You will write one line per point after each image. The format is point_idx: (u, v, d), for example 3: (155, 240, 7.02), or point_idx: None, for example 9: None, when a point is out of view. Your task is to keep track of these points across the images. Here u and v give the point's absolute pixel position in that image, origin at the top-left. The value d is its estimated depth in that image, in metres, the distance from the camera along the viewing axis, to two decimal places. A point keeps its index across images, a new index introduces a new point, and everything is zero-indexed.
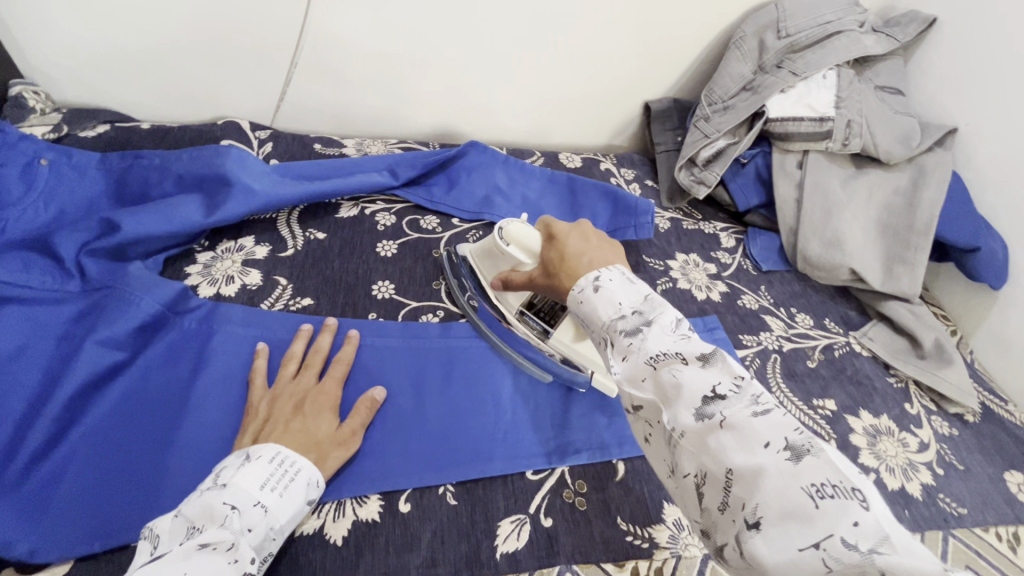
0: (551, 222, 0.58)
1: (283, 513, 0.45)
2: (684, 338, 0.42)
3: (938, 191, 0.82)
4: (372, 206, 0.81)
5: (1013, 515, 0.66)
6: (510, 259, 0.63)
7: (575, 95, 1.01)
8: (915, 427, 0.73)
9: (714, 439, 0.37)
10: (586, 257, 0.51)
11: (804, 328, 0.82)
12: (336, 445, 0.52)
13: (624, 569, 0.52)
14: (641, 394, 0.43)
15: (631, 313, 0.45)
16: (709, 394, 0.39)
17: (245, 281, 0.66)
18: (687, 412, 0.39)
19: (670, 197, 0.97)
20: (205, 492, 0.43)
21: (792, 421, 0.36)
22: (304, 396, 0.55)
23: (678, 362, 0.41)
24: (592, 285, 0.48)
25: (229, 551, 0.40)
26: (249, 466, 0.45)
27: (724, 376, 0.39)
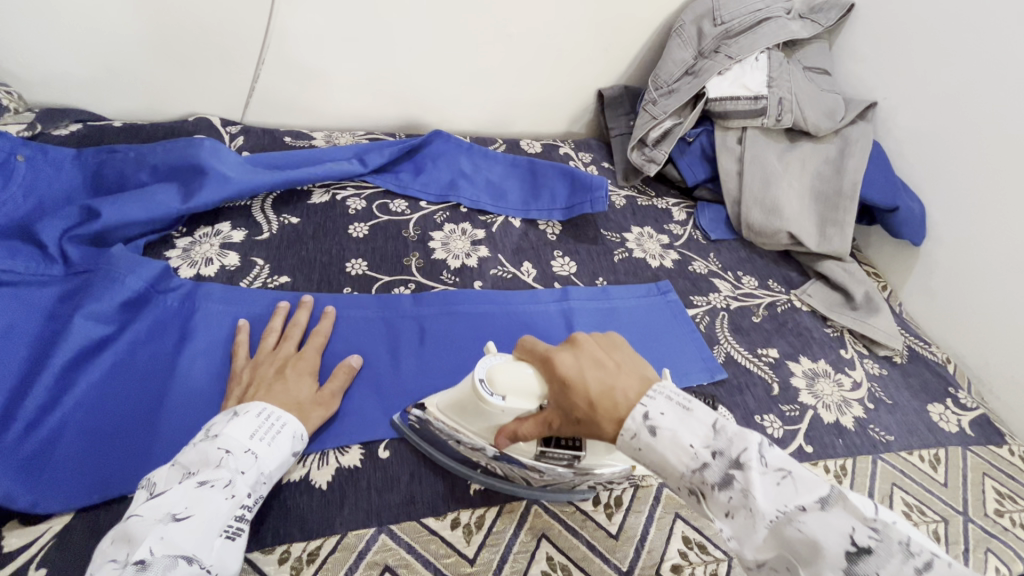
0: (551, 355, 0.48)
1: (272, 460, 0.49)
2: (784, 477, 0.39)
3: (861, 158, 0.91)
4: (343, 192, 0.85)
5: (934, 440, 0.74)
6: (509, 412, 0.49)
7: (532, 86, 1.08)
8: (849, 369, 0.80)
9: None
10: (618, 390, 0.45)
11: (749, 289, 0.89)
12: (317, 404, 0.56)
13: (587, 499, 0.57)
14: (761, 551, 0.39)
15: (711, 458, 0.41)
16: (851, 548, 0.35)
17: (223, 262, 0.70)
18: (836, 573, 0.35)
19: (625, 176, 1.04)
20: (199, 441, 0.48)
21: (958, 571, 0.33)
22: (285, 362, 0.59)
23: (799, 513, 0.37)
24: (646, 428, 0.43)
25: (226, 488, 0.45)
26: (238, 420, 0.49)
27: (853, 519, 0.36)
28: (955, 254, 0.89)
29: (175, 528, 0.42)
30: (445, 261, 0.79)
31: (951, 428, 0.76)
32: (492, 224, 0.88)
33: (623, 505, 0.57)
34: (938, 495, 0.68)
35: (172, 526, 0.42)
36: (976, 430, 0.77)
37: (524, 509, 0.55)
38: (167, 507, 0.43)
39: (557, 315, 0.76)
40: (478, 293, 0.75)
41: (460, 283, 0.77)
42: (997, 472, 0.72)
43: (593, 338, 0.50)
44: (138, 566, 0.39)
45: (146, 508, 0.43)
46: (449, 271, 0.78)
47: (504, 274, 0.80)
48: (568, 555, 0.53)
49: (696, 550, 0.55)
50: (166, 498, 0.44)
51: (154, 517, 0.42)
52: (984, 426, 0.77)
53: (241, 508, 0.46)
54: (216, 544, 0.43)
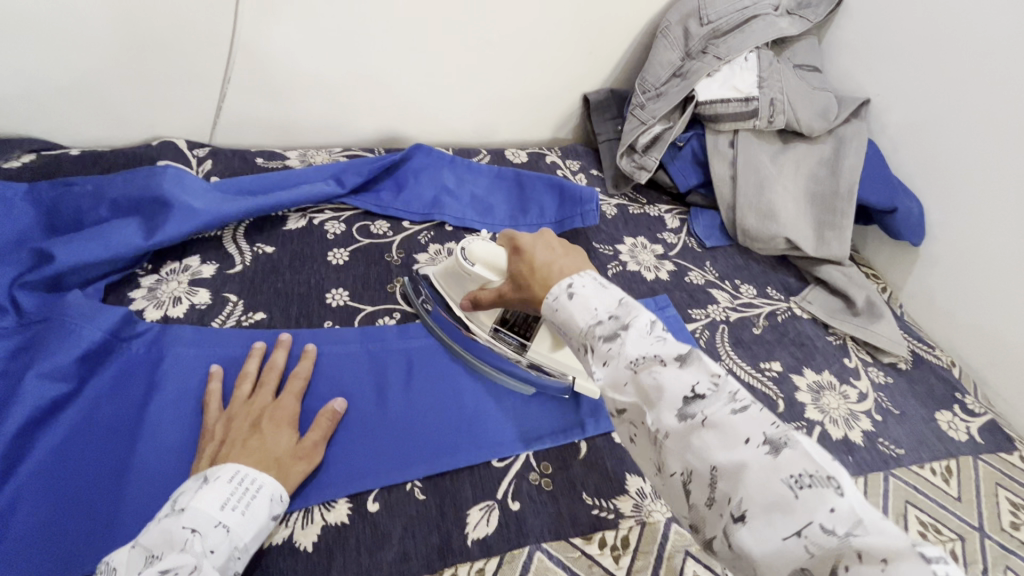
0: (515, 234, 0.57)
1: (246, 532, 0.44)
2: (660, 338, 0.42)
3: (857, 159, 0.88)
4: (320, 216, 0.81)
5: (944, 450, 0.72)
6: (477, 278, 0.63)
7: (514, 93, 1.04)
8: (854, 378, 0.78)
9: (698, 438, 0.38)
10: (557, 265, 0.50)
11: (748, 298, 0.86)
12: (297, 459, 0.52)
13: (592, 541, 0.54)
14: (621, 397, 0.43)
15: (607, 318, 0.44)
16: (690, 394, 0.39)
17: (193, 301, 0.65)
18: (669, 413, 0.39)
19: (615, 184, 1.00)
20: (164, 518, 0.43)
21: (770, 416, 0.37)
22: (261, 413, 0.54)
23: (657, 363, 0.41)
24: (565, 293, 0.47)
25: (192, 574, 0.39)
26: (207, 489, 0.45)
27: (703, 373, 0.39)
28: (955, 254, 0.87)
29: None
30: None
31: (961, 437, 0.74)
32: (479, 242, 0.84)
33: (630, 547, 0.54)
34: (953, 510, 0.66)
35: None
36: (986, 437, 0.75)
37: (526, 558, 0.52)
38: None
39: None
40: None
41: None
42: (1009, 481, 0.70)
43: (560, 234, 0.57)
44: None
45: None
46: None
47: None
48: None
49: None
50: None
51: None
52: (994, 433, 0.75)
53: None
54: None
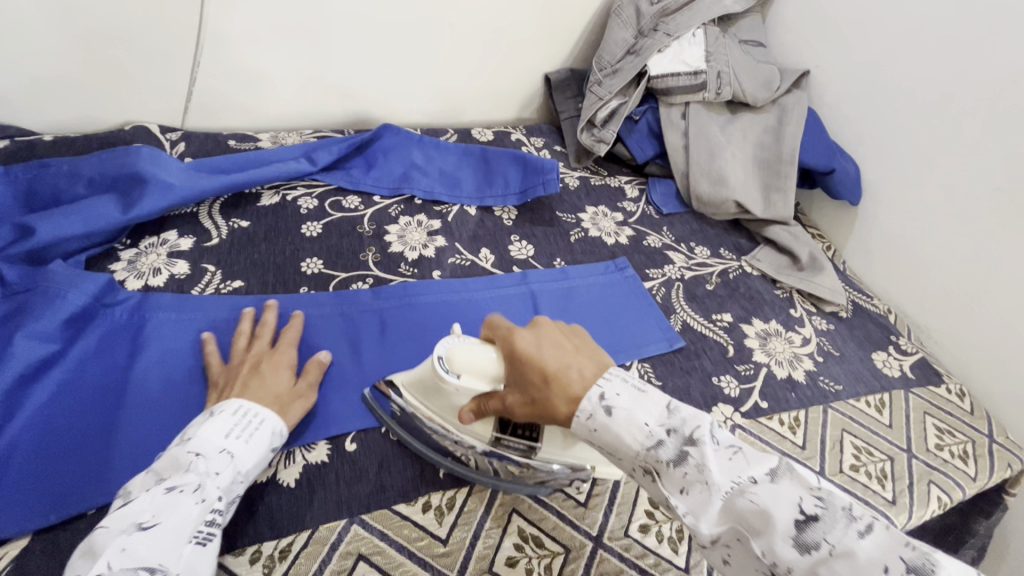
0: (511, 335, 0.52)
1: (249, 458, 0.49)
2: (735, 453, 0.43)
3: (798, 126, 0.95)
4: (293, 192, 0.84)
5: (879, 385, 0.79)
6: (467, 393, 0.52)
7: (478, 75, 1.08)
8: (799, 326, 0.85)
9: (829, 570, 0.36)
10: (576, 371, 0.48)
11: (702, 258, 0.92)
12: (295, 397, 0.57)
13: None
14: (715, 526, 0.42)
15: (666, 435, 0.44)
16: (801, 517, 0.38)
17: (172, 271, 0.68)
18: (786, 543, 0.38)
19: (577, 158, 1.05)
20: (173, 447, 0.48)
21: (890, 535, 0.38)
22: (259, 359, 0.59)
23: (751, 485, 0.40)
24: (602, 408, 0.46)
25: (196, 492, 0.44)
26: (212, 421, 0.50)
27: (801, 489, 0.40)
28: (889, 210, 0.94)
29: (141, 535, 0.40)
30: (402, 253, 0.79)
31: (894, 373, 0.81)
32: (448, 214, 0.88)
33: (590, 473, 0.59)
34: (884, 435, 0.73)
35: (137, 534, 0.40)
36: (917, 372, 0.82)
37: (494, 487, 0.56)
38: (132, 516, 0.41)
39: (518, 298, 0.78)
40: (436, 283, 0.76)
41: (418, 274, 0.77)
42: (936, 410, 0.77)
43: (552, 322, 0.54)
44: None
45: (112, 518, 0.41)
46: (407, 263, 0.78)
47: (463, 262, 0.81)
48: (539, 525, 0.54)
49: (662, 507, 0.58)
50: (133, 505, 0.42)
51: (119, 527, 0.41)
52: (924, 368, 0.83)
53: (212, 513, 0.44)
54: (185, 550, 0.41)
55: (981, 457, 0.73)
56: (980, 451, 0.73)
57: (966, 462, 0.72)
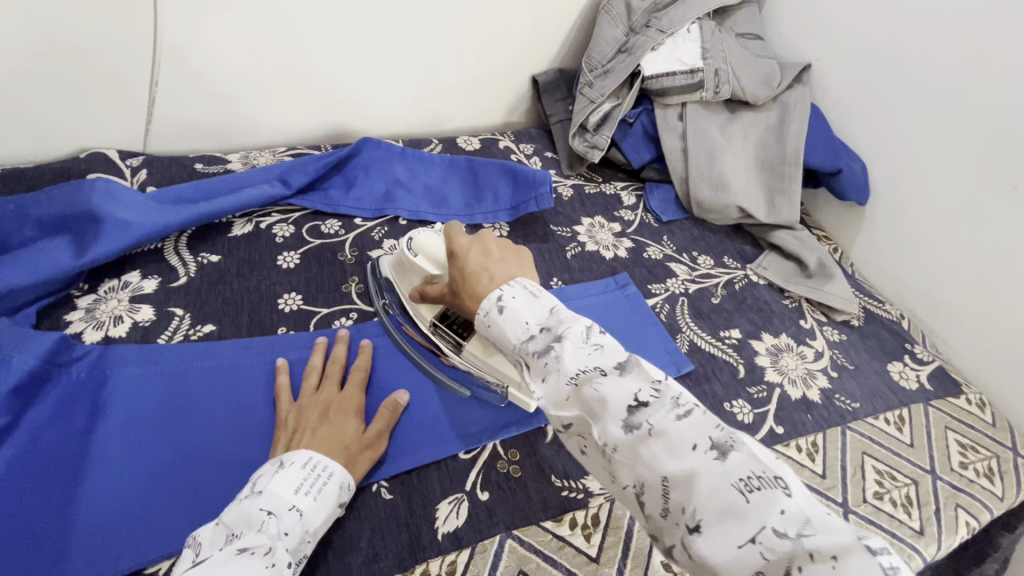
0: (451, 234, 0.57)
1: (316, 517, 0.46)
2: (597, 349, 0.43)
3: (801, 124, 0.90)
4: (267, 220, 0.78)
5: (897, 400, 0.75)
6: (420, 270, 0.64)
7: (461, 80, 1.02)
8: (810, 339, 0.80)
9: (647, 448, 0.39)
10: (487, 273, 0.52)
11: (706, 269, 0.87)
12: (362, 447, 0.54)
13: (563, 523, 0.54)
14: (566, 411, 0.43)
15: (540, 332, 0.45)
16: (634, 403, 0.40)
17: (135, 319, 0.62)
18: (616, 426, 0.40)
19: (570, 165, 1.00)
20: (243, 500, 0.45)
21: (711, 418, 0.39)
22: (328, 404, 0.56)
23: (598, 376, 0.41)
24: (496, 307, 0.48)
25: (267, 555, 0.40)
26: (282, 474, 0.47)
27: (642, 382, 0.41)
28: (900, 210, 0.90)
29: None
30: None
31: (912, 385, 0.77)
32: None
33: (601, 524, 0.55)
34: (906, 457, 0.69)
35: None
36: (935, 383, 0.78)
37: (498, 546, 0.52)
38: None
39: None
40: None
41: None
42: (957, 424, 0.74)
43: (500, 237, 0.58)
44: None
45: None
46: None
47: None
48: None
49: None
50: (204, 565, 0.38)
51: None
52: (942, 378, 0.79)
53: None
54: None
55: (1007, 474, 0.69)
56: (1005, 467, 0.70)
57: (992, 481, 0.68)
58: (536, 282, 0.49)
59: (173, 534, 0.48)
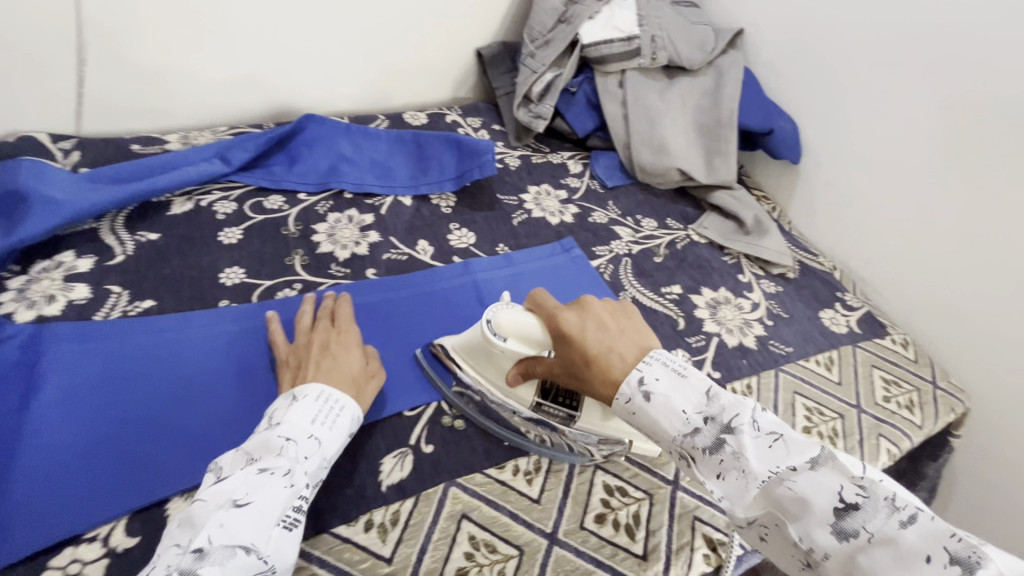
0: (557, 315, 0.53)
1: (333, 445, 0.50)
2: (776, 440, 0.43)
3: (734, 87, 0.93)
4: (208, 197, 0.77)
5: (828, 343, 0.79)
6: (513, 354, 0.57)
7: (405, 55, 1.02)
8: (748, 291, 0.84)
9: (866, 558, 0.38)
10: (618, 353, 0.49)
11: (649, 231, 0.90)
12: (368, 377, 0.58)
13: (506, 470, 0.57)
14: (752, 510, 0.44)
15: (703, 423, 0.45)
16: (839, 505, 0.40)
17: (70, 297, 0.62)
18: (824, 532, 0.40)
19: (517, 136, 1.01)
20: (264, 428, 0.48)
21: (942, 524, 0.37)
22: (325, 341, 0.59)
23: (790, 474, 0.42)
24: (641, 393, 0.47)
25: (286, 477, 0.45)
26: (297, 405, 0.50)
27: (841, 478, 0.41)
28: (829, 167, 0.94)
29: (236, 514, 0.41)
30: (332, 253, 0.74)
31: (842, 329, 0.82)
32: (381, 206, 0.83)
33: (542, 469, 0.58)
34: (834, 394, 0.73)
35: (232, 513, 0.41)
36: (863, 326, 0.83)
37: (442, 493, 0.54)
38: (228, 494, 0.42)
39: (463, 290, 0.74)
40: (372, 282, 0.71)
41: (351, 274, 0.72)
42: (882, 362, 0.78)
43: (601, 300, 0.54)
44: (197, 553, 0.38)
45: (210, 493, 0.43)
46: (338, 263, 0.73)
47: (400, 257, 0.76)
48: (491, 530, 0.52)
49: (617, 495, 0.57)
50: (229, 483, 0.43)
51: (216, 503, 0.42)
52: (869, 322, 0.84)
53: (300, 499, 0.45)
54: (273, 533, 0.42)
55: (927, 405, 0.74)
56: (925, 399, 0.75)
57: (913, 411, 0.73)
58: (675, 357, 0.48)
59: (110, 500, 0.49)
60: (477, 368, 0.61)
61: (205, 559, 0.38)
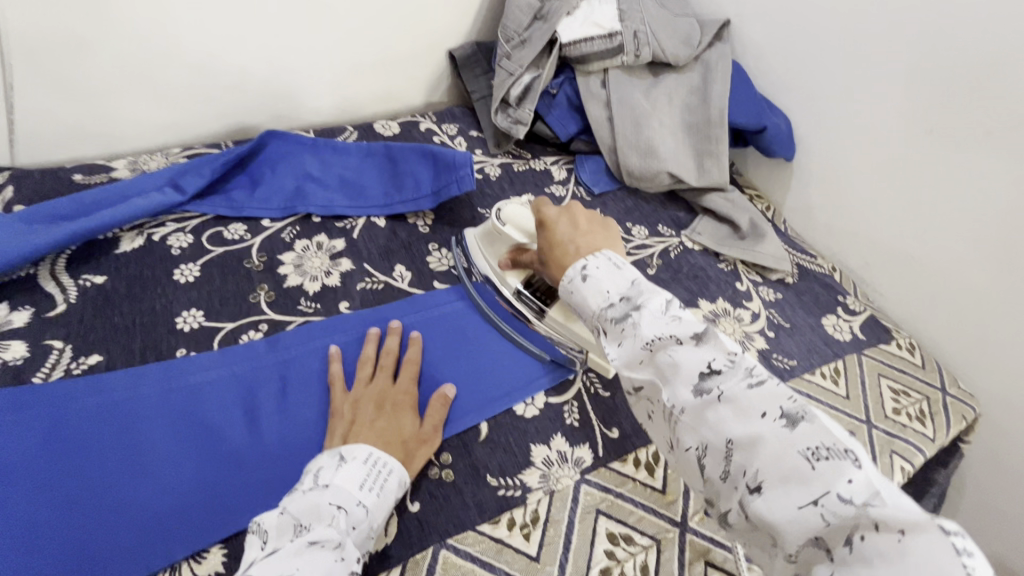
0: (542, 206, 0.60)
1: (380, 513, 0.47)
2: (674, 320, 0.44)
3: (723, 83, 0.88)
4: (161, 230, 0.71)
5: (832, 353, 0.76)
6: (509, 240, 0.67)
7: (372, 61, 0.95)
8: (746, 301, 0.80)
9: (714, 413, 0.40)
10: (574, 245, 0.55)
11: (640, 239, 0.85)
12: (419, 442, 0.54)
13: (501, 525, 0.52)
14: (639, 375, 0.45)
15: (619, 300, 0.47)
16: (706, 369, 0.41)
17: (4, 358, 0.55)
18: (686, 389, 0.42)
19: (497, 143, 0.95)
20: (309, 492, 0.46)
21: (786, 390, 0.39)
22: (382, 396, 0.57)
23: (673, 344, 0.43)
24: (580, 275, 0.50)
25: (337, 550, 0.42)
26: (345, 468, 0.48)
27: (719, 351, 0.42)
28: (825, 164, 0.90)
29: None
30: (301, 286, 0.68)
31: (845, 337, 0.78)
32: (352, 229, 0.77)
33: (540, 520, 0.53)
34: (843, 409, 0.69)
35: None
36: (867, 332, 0.79)
37: (432, 559, 0.49)
38: (280, 569, 0.39)
39: (448, 318, 0.68)
40: (347, 317, 0.65)
41: (322, 310, 0.66)
42: (889, 370, 0.75)
43: (588, 210, 0.60)
44: None
45: (260, 568, 0.39)
46: (307, 298, 0.67)
47: (375, 286, 0.70)
48: None
49: (622, 544, 0.52)
50: (279, 557, 0.40)
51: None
52: (874, 327, 0.80)
53: (352, 574, 0.42)
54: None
55: (938, 415, 0.71)
56: (936, 409, 0.72)
57: (924, 423, 0.70)
58: (619, 255, 0.51)
59: None
60: (483, 253, 0.71)
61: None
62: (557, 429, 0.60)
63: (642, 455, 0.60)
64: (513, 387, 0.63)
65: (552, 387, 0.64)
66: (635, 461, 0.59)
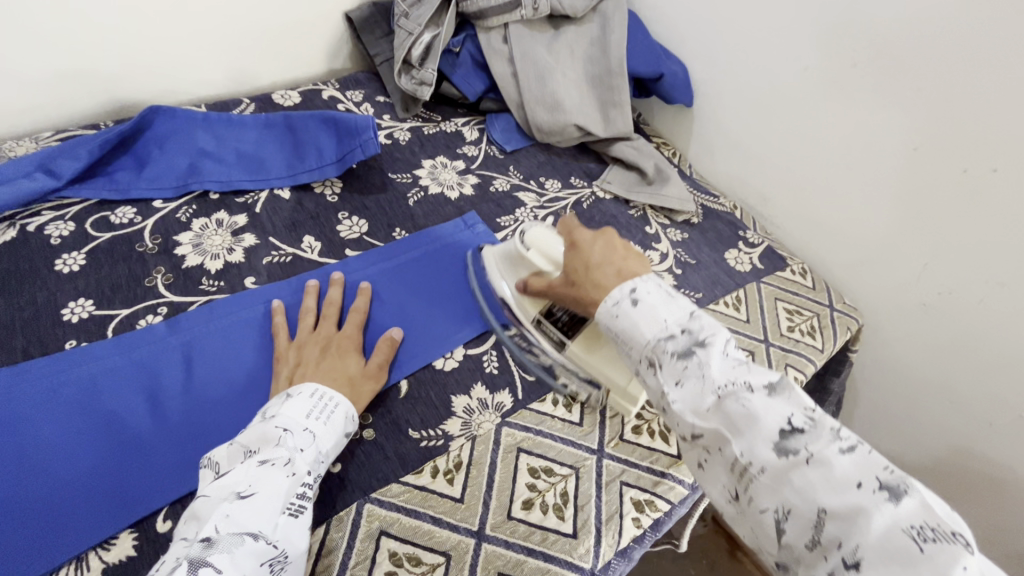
0: (575, 227, 0.58)
1: (328, 440, 0.48)
2: (740, 364, 0.42)
3: (621, 31, 0.89)
4: (36, 220, 0.66)
5: (734, 283, 0.81)
6: (532, 264, 0.63)
7: (261, 29, 0.90)
8: (656, 243, 0.84)
9: (800, 475, 0.35)
10: (614, 266, 0.52)
11: (554, 193, 0.87)
12: (366, 379, 0.56)
13: (424, 474, 0.53)
14: (703, 424, 0.41)
15: (679, 333, 0.45)
16: (787, 427, 0.37)
17: None
18: (766, 446, 0.37)
19: (405, 107, 0.93)
20: (258, 423, 0.47)
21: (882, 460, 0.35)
22: (328, 342, 0.58)
23: (745, 391, 0.40)
24: (629, 298, 0.48)
25: (286, 466, 0.44)
26: (292, 401, 0.49)
27: (795, 406, 0.39)
28: (721, 107, 0.95)
29: (240, 505, 0.40)
30: (202, 266, 0.65)
31: (745, 267, 0.84)
32: (255, 204, 0.74)
33: (462, 464, 0.55)
34: (744, 332, 0.75)
35: (237, 503, 0.40)
36: (765, 262, 0.85)
37: (355, 514, 0.50)
38: (231, 486, 0.42)
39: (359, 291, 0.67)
40: (252, 292, 0.63)
41: (226, 288, 0.64)
42: (785, 293, 0.82)
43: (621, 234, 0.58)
44: (205, 542, 0.37)
45: (211, 488, 0.42)
46: (209, 277, 0.64)
47: (283, 258, 0.68)
48: (412, 541, 0.49)
49: (543, 476, 0.55)
50: (230, 477, 0.42)
51: (220, 496, 0.41)
52: (770, 256, 0.86)
53: (303, 486, 0.44)
54: (280, 520, 0.41)
55: (826, 328, 0.78)
56: (824, 323, 0.79)
57: (814, 336, 0.77)
58: (670, 283, 0.49)
59: None
60: (502, 276, 0.66)
61: (213, 545, 0.37)
62: (477, 377, 0.62)
63: (560, 394, 0.62)
64: (434, 343, 0.64)
65: (470, 340, 0.65)
66: (554, 400, 0.62)
